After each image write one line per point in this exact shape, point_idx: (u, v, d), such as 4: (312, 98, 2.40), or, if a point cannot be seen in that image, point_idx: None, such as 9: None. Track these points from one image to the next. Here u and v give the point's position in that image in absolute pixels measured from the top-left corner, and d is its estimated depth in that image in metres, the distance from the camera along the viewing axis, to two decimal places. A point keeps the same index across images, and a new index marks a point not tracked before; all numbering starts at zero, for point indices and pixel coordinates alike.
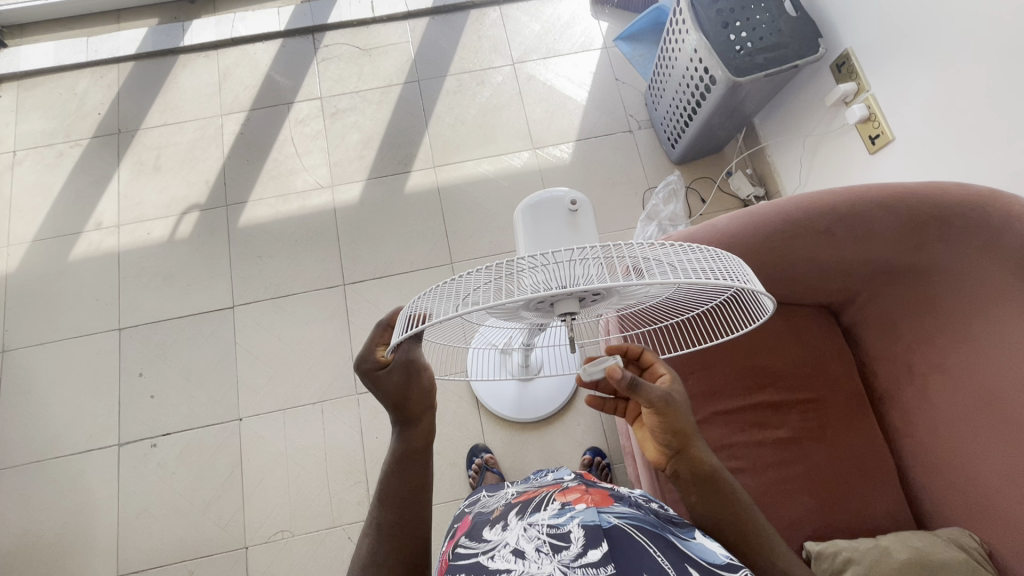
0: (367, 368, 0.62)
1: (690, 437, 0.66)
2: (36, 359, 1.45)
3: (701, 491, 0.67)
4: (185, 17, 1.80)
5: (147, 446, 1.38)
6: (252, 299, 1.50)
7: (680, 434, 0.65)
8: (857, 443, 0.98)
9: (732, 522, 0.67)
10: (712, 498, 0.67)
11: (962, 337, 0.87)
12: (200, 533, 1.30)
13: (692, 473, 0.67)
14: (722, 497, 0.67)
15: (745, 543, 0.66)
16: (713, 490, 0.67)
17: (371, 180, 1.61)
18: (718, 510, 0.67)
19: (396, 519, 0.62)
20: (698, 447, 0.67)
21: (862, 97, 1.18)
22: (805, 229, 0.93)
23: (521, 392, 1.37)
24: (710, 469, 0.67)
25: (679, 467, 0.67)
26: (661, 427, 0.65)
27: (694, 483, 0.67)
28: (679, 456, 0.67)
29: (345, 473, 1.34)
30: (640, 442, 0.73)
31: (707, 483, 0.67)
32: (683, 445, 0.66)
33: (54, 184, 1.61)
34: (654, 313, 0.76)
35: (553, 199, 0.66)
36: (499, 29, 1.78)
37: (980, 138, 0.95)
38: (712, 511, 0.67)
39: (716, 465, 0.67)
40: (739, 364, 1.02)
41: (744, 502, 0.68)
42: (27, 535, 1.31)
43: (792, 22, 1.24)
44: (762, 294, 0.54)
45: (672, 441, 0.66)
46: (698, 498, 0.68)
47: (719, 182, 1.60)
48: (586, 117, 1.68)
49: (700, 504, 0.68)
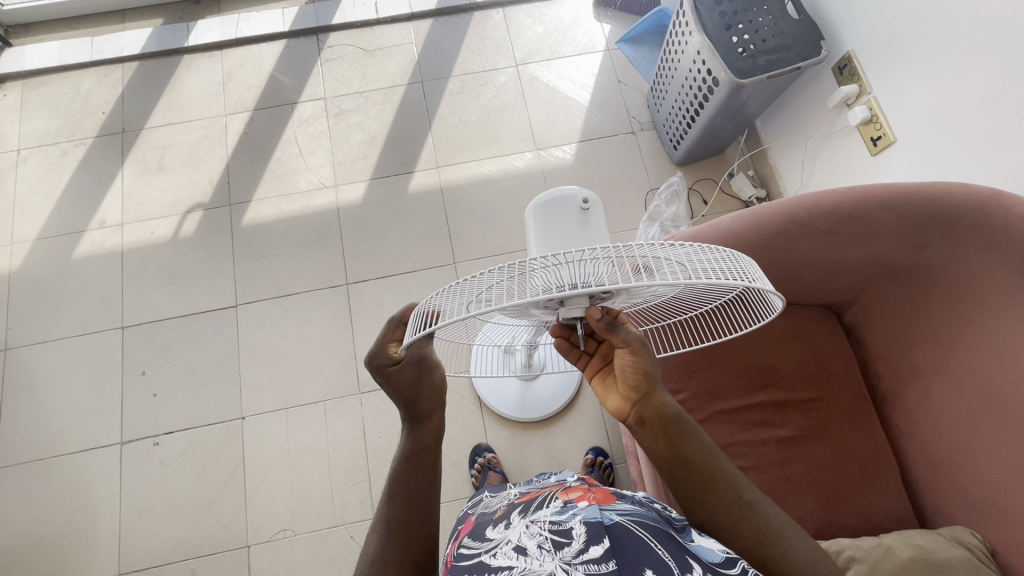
0: (379, 364, 0.63)
1: (657, 379, 0.64)
2: (39, 357, 1.45)
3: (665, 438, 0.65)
4: (190, 18, 1.81)
5: (149, 445, 1.38)
6: (255, 298, 1.50)
7: (648, 375, 0.63)
8: (861, 442, 0.98)
9: (697, 467, 0.65)
10: (676, 443, 0.65)
11: (963, 336, 0.88)
12: (201, 533, 1.30)
13: (657, 419, 0.64)
14: (686, 442, 0.65)
15: (710, 486, 0.65)
16: (682, 437, 0.65)
17: (374, 180, 1.62)
18: (683, 457, 0.65)
19: (405, 517, 0.62)
20: (661, 390, 0.65)
21: (864, 99, 1.20)
22: (808, 229, 0.94)
23: (524, 392, 1.37)
24: (674, 412, 0.65)
25: (644, 413, 0.65)
26: (631, 368, 0.63)
27: (661, 431, 0.65)
28: (645, 400, 0.64)
29: (347, 472, 1.34)
30: (600, 394, 0.69)
31: (672, 429, 0.65)
32: (648, 389, 0.64)
33: (57, 183, 1.62)
34: (660, 311, 0.77)
35: (564, 197, 0.67)
36: (503, 31, 1.79)
37: (981, 140, 0.96)
38: (675, 457, 0.65)
39: (679, 409, 0.65)
40: (743, 363, 1.03)
41: (706, 445, 0.66)
42: (29, 534, 1.31)
43: (795, 26, 1.25)
44: (771, 295, 0.55)
45: (638, 384, 0.64)
46: (663, 445, 0.65)
47: (721, 184, 1.60)
48: (589, 118, 1.69)
49: (665, 451, 0.65)
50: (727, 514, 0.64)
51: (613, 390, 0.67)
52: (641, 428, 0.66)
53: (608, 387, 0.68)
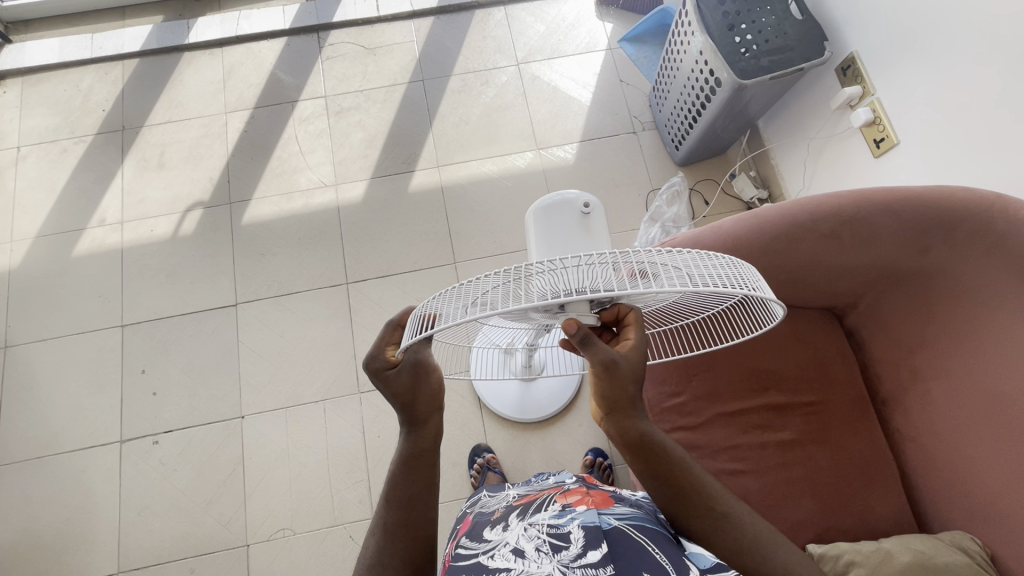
0: (377, 367, 0.62)
1: (627, 400, 0.60)
2: (39, 354, 1.45)
3: (635, 454, 0.61)
4: (191, 15, 1.80)
5: (149, 443, 1.38)
6: (255, 297, 1.50)
7: (614, 394, 0.59)
8: (861, 447, 0.98)
9: (670, 483, 0.60)
10: (646, 462, 0.61)
11: (967, 339, 0.87)
12: (201, 531, 1.30)
13: (622, 437, 0.61)
14: (657, 461, 0.60)
15: (686, 498, 0.60)
16: (651, 456, 0.61)
17: (374, 179, 1.61)
18: (653, 475, 0.61)
19: (404, 519, 0.61)
20: (632, 409, 0.61)
21: (868, 100, 1.19)
22: (811, 232, 0.92)
23: (523, 393, 1.37)
24: (643, 432, 0.60)
25: (611, 428, 0.62)
26: (598, 386, 0.60)
27: (628, 448, 0.61)
28: (611, 417, 0.61)
29: (347, 472, 1.34)
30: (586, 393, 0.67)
31: (641, 448, 0.61)
32: (614, 407, 0.60)
33: (57, 181, 1.61)
34: (661, 316, 0.76)
35: (565, 201, 0.68)
36: (504, 29, 1.78)
37: (986, 143, 0.95)
38: (647, 473, 0.61)
39: (648, 429, 0.61)
40: (745, 365, 1.02)
41: (680, 460, 0.61)
42: (29, 532, 1.31)
43: (798, 26, 1.24)
44: (773, 303, 0.55)
45: (606, 402, 0.60)
46: (632, 462, 0.62)
47: (723, 185, 1.60)
48: (591, 118, 1.68)
49: (636, 467, 0.62)
50: (715, 526, 0.59)
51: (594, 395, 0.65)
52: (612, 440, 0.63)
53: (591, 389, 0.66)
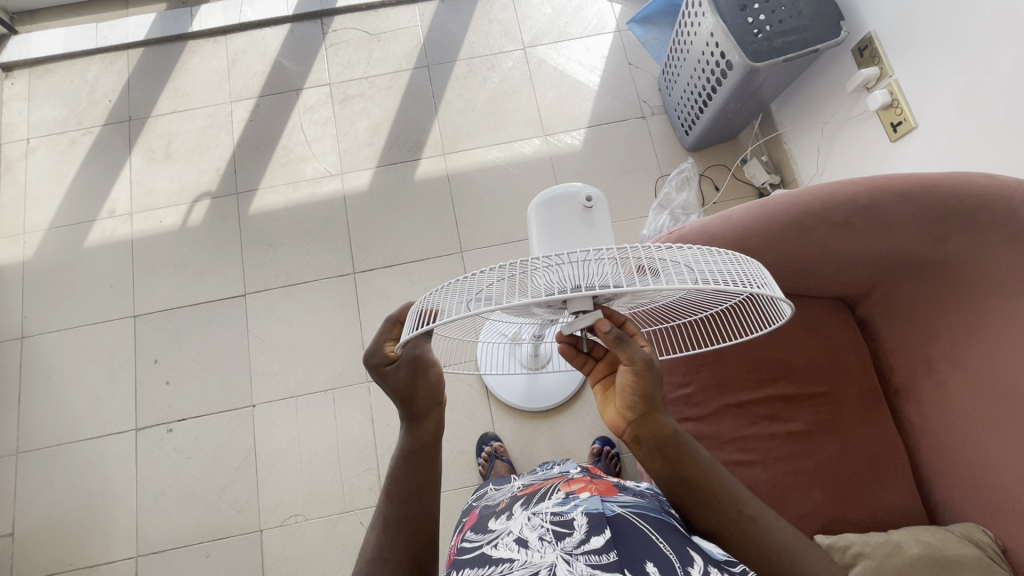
0: (376, 363, 0.63)
1: (655, 400, 0.61)
2: (54, 344, 1.48)
3: (666, 454, 0.61)
4: (193, 2, 1.78)
5: (164, 431, 1.40)
6: (264, 287, 1.50)
7: (645, 391, 0.60)
8: (872, 437, 0.97)
9: (688, 481, 0.61)
10: (672, 463, 0.61)
11: (986, 331, 0.85)
12: (215, 517, 1.33)
13: (653, 438, 0.61)
14: (683, 461, 0.61)
15: (692, 486, 0.61)
16: (677, 453, 0.61)
17: (380, 168, 1.60)
18: (681, 476, 0.61)
19: (405, 514, 0.61)
20: (658, 410, 0.61)
21: (885, 82, 1.14)
22: (824, 221, 0.90)
23: (531, 382, 1.37)
24: (671, 431, 0.61)
25: (639, 431, 0.62)
26: (632, 384, 0.60)
27: (655, 449, 0.61)
28: (640, 419, 0.61)
29: (356, 460, 1.35)
30: (600, 402, 0.66)
31: (669, 449, 0.61)
32: (644, 408, 0.61)
33: (67, 172, 1.62)
34: (667, 313, 0.75)
35: (568, 194, 0.70)
36: (510, 12, 1.74)
37: (1010, 128, 0.92)
38: (671, 475, 0.62)
39: (677, 428, 0.62)
40: (754, 355, 1.01)
41: (706, 463, 0.62)
42: (50, 517, 1.34)
43: (813, 6, 1.21)
44: (781, 300, 0.53)
45: (635, 401, 0.61)
46: (659, 463, 0.62)
47: (734, 170, 1.57)
48: (599, 102, 1.65)
49: (661, 470, 0.62)
50: (727, 523, 0.60)
51: (612, 403, 0.64)
52: (638, 446, 0.63)
53: (607, 397, 0.65)
